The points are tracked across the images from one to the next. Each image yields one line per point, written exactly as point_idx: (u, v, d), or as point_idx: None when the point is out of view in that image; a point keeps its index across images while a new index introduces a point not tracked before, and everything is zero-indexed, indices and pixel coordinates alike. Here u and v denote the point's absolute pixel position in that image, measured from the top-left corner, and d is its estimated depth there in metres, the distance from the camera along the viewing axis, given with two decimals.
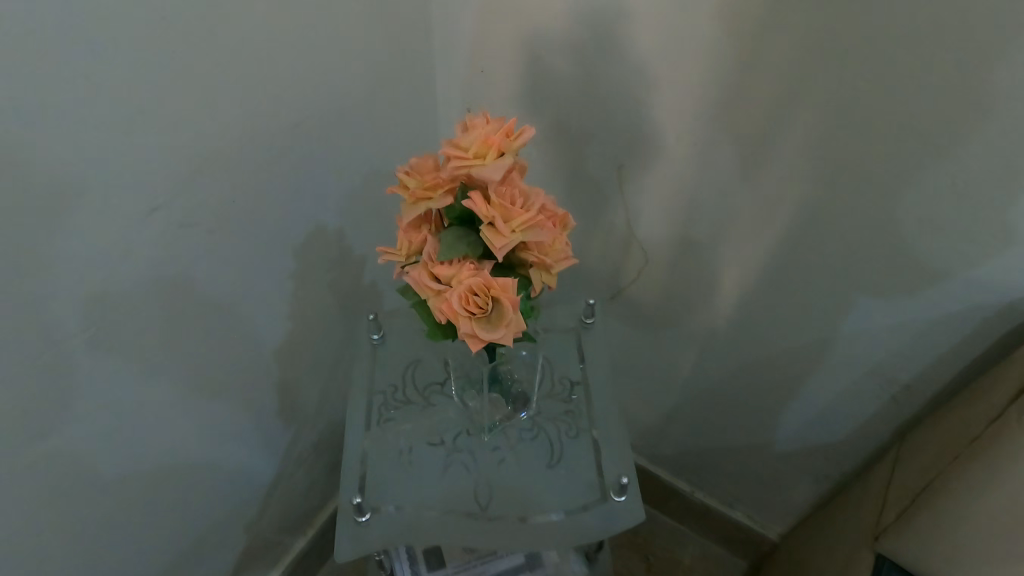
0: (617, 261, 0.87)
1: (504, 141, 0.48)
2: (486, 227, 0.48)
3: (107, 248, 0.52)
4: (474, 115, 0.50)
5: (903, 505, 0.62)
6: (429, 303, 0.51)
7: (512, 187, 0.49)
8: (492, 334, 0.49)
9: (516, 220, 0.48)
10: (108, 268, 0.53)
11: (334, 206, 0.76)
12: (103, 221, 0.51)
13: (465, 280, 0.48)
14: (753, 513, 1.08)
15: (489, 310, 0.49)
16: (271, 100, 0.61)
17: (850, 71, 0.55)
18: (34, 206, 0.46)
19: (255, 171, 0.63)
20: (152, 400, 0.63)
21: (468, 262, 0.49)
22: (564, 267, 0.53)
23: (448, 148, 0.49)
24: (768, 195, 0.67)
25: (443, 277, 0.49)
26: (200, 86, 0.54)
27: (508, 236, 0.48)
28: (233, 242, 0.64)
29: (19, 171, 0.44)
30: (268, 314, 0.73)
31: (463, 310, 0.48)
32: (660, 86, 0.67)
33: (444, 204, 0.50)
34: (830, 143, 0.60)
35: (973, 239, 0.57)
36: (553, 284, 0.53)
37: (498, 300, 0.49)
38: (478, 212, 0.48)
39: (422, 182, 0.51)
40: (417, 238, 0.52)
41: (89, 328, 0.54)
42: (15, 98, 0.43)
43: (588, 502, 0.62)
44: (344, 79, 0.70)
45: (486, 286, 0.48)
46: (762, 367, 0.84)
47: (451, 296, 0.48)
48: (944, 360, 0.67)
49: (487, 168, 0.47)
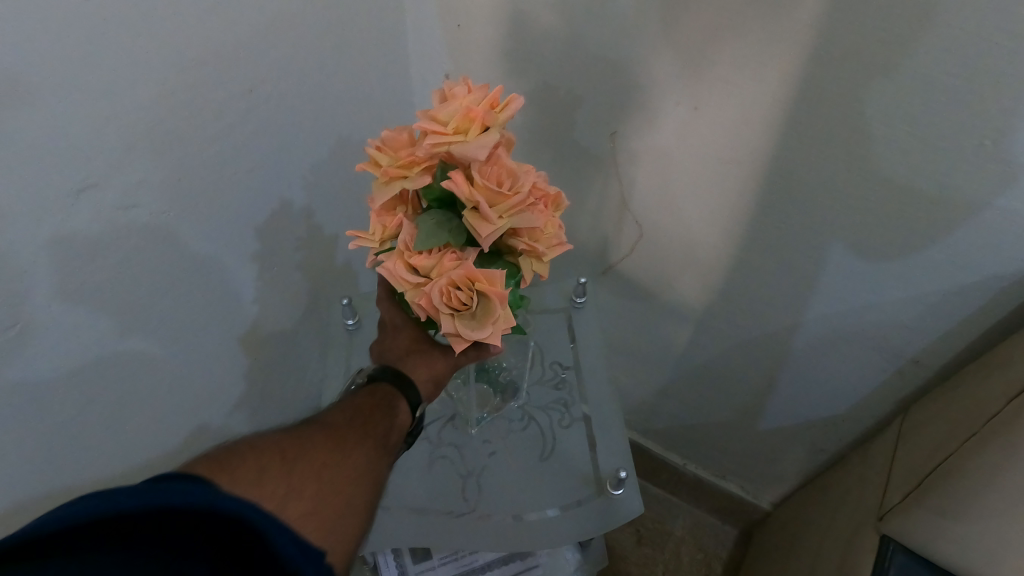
0: (609, 233, 0.83)
1: (487, 116, 0.42)
2: (469, 212, 0.43)
3: (22, 240, 0.44)
4: (454, 84, 0.45)
5: (912, 486, 0.59)
6: (407, 297, 0.46)
7: (499, 165, 0.44)
8: (478, 333, 0.44)
9: (503, 205, 0.43)
10: (36, 265, 0.46)
11: (300, 180, 0.70)
12: (21, 210, 0.43)
13: (447, 272, 0.43)
14: (745, 484, 1.07)
15: (474, 305, 0.44)
16: (220, 62, 0.54)
17: (872, 23, 0.48)
18: None
19: (207, 144, 0.56)
20: (108, 406, 0.57)
21: (449, 251, 0.44)
22: (557, 254, 0.48)
23: (424, 121, 0.43)
24: (771, 163, 0.62)
25: (422, 269, 0.45)
26: (122, 37, 0.45)
27: (496, 223, 0.42)
28: (188, 226, 0.57)
29: None
30: (233, 301, 0.67)
31: (444, 306, 0.43)
32: (659, 45, 0.60)
33: (422, 184, 0.44)
34: (843, 105, 0.54)
35: (1002, 209, 0.52)
36: (545, 273, 0.48)
37: (484, 293, 0.44)
38: (461, 195, 0.42)
39: (396, 160, 0.45)
40: (392, 222, 0.47)
41: (14, 333, 0.46)
42: None
43: (583, 496, 0.59)
44: (305, 35, 0.62)
45: (470, 279, 0.43)
46: (760, 340, 0.81)
47: (431, 290, 0.43)
48: (953, 333, 0.64)
49: (470, 146, 0.41)
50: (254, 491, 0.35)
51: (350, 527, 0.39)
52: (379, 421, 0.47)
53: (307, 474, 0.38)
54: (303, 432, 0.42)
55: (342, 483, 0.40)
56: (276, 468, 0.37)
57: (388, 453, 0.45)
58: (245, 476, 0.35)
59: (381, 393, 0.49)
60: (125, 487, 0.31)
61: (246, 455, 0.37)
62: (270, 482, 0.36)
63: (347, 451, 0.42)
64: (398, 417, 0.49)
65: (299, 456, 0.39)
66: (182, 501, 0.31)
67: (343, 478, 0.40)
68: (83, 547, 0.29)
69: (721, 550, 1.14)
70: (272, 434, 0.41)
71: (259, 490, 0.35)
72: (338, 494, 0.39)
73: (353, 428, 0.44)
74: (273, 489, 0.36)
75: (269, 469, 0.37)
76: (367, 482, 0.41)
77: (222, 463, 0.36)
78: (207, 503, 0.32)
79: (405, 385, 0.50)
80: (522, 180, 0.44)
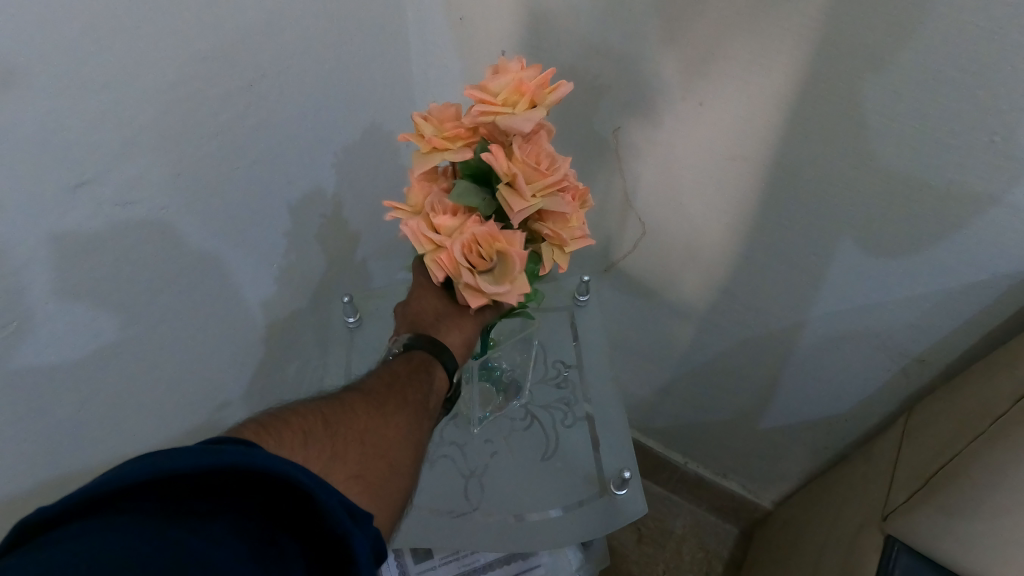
0: (612, 231, 0.82)
1: (541, 93, 0.42)
2: (504, 186, 0.42)
3: (16, 237, 0.43)
4: (508, 61, 0.44)
5: (917, 486, 0.59)
6: (425, 257, 0.45)
7: (538, 146, 0.43)
8: (495, 290, 0.43)
9: (541, 183, 0.42)
10: (32, 263, 0.45)
11: (302, 176, 0.69)
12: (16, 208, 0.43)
13: (469, 229, 0.43)
14: (747, 482, 1.07)
15: (493, 263, 0.44)
16: (221, 58, 0.53)
17: (881, 19, 0.48)
18: None
19: (207, 141, 0.55)
20: (106, 403, 0.56)
21: (474, 213, 0.44)
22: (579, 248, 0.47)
23: (474, 90, 0.42)
24: (778, 160, 0.61)
25: (444, 228, 0.44)
26: (116, 28, 0.44)
27: (532, 198, 0.42)
28: (188, 223, 0.57)
29: None
30: (232, 298, 0.66)
31: (463, 261, 0.43)
32: (666, 43, 0.60)
33: (462, 157, 0.44)
34: (849, 101, 0.53)
35: (1007, 207, 0.52)
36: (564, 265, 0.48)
37: (503, 253, 0.43)
38: (498, 168, 0.42)
39: (440, 131, 0.44)
40: (428, 193, 0.46)
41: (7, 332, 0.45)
42: None
43: (585, 496, 0.58)
44: (305, 29, 0.62)
45: (491, 237, 0.43)
46: (764, 339, 0.81)
47: (451, 245, 0.43)
48: (959, 332, 0.63)
49: (520, 117, 0.40)
50: (299, 455, 0.36)
51: (394, 489, 0.39)
52: (418, 387, 0.47)
53: (349, 437, 0.39)
54: (344, 396, 0.43)
55: (383, 445, 0.40)
56: (320, 431, 0.38)
57: (427, 415, 0.46)
58: (291, 440, 0.36)
59: (417, 359, 0.49)
60: (182, 446, 0.29)
61: (291, 421, 0.38)
62: (314, 446, 0.37)
63: (387, 416, 0.42)
64: (436, 380, 0.49)
65: (341, 420, 0.40)
66: (232, 461, 0.29)
67: (384, 440, 0.41)
68: (129, 506, 0.28)
69: (722, 549, 1.13)
70: (316, 399, 0.42)
71: (305, 453, 0.36)
72: (380, 456, 0.40)
73: (392, 390, 0.45)
74: (318, 452, 0.37)
75: (313, 433, 0.38)
76: (408, 443, 0.42)
77: (269, 427, 0.37)
78: (261, 463, 0.29)
79: (439, 349, 0.49)
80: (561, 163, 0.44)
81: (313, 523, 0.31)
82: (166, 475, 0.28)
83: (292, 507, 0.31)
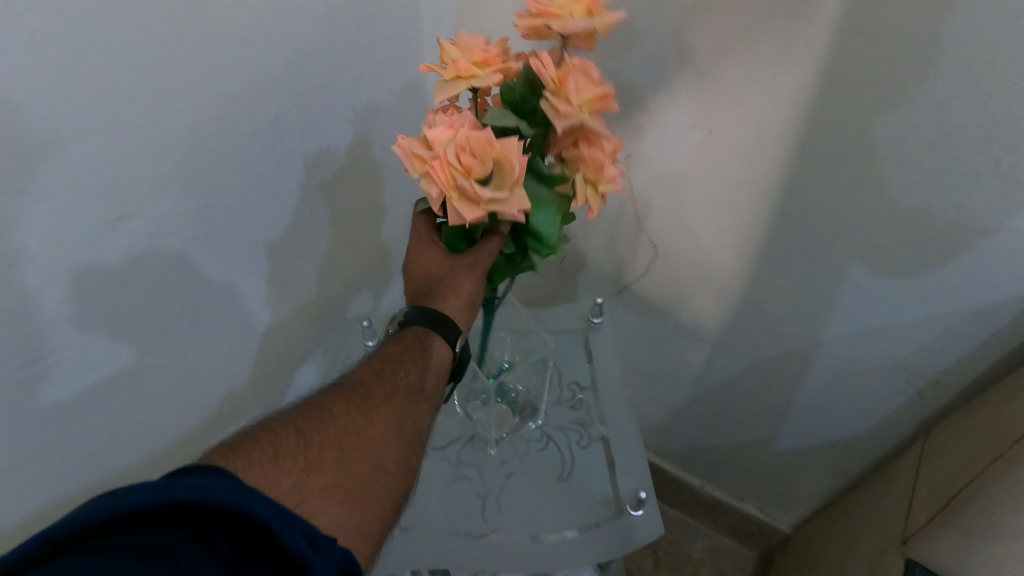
0: (624, 253, 0.83)
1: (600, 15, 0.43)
2: (548, 96, 0.43)
3: (59, 265, 0.46)
4: None
5: (936, 509, 0.59)
6: (419, 178, 0.43)
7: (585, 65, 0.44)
8: (494, 197, 0.41)
9: (589, 94, 0.43)
10: (73, 290, 0.47)
11: (323, 205, 0.72)
12: (60, 239, 0.45)
13: (462, 135, 0.41)
14: (765, 506, 1.06)
15: (489, 172, 0.41)
16: (252, 96, 0.56)
17: (886, 54, 0.50)
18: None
19: (236, 173, 0.58)
20: (133, 424, 0.58)
21: (468, 124, 0.43)
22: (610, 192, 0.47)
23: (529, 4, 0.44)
24: (789, 186, 0.63)
25: (437, 142, 0.42)
26: (149, 73, 0.47)
27: (576, 106, 0.42)
28: (216, 250, 0.59)
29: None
30: (254, 320, 0.68)
31: (457, 168, 0.41)
32: (674, 78, 0.62)
33: (490, 81, 0.43)
34: (857, 130, 0.55)
35: (1010, 230, 0.53)
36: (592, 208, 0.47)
37: (500, 160, 0.41)
38: (545, 76, 0.42)
39: (468, 57, 0.44)
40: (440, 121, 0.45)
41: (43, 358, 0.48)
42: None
43: (602, 516, 0.58)
44: (330, 67, 0.65)
45: (486, 142, 0.41)
46: (778, 361, 0.81)
47: (445, 153, 0.41)
48: (974, 355, 0.63)
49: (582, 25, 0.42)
50: (270, 471, 0.35)
51: (380, 491, 0.39)
52: (413, 363, 0.48)
53: (325, 446, 0.39)
54: (323, 399, 0.42)
55: (365, 446, 0.40)
56: (292, 443, 0.38)
57: (417, 402, 0.46)
58: (260, 458, 0.35)
59: (411, 336, 0.50)
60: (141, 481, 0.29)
61: (261, 438, 0.37)
62: (287, 459, 0.36)
63: (372, 413, 0.42)
64: (433, 351, 0.49)
65: (316, 428, 0.39)
66: (186, 495, 0.29)
67: (367, 441, 0.41)
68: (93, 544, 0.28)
69: None
70: (288, 410, 0.41)
71: (276, 468, 0.35)
72: (363, 458, 0.39)
73: (378, 386, 0.45)
74: (291, 465, 0.36)
75: (285, 447, 0.37)
76: (394, 439, 0.42)
77: (235, 448, 0.36)
78: (214, 496, 0.29)
79: (436, 320, 0.50)
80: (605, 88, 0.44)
81: (273, 551, 0.31)
82: (121, 512, 0.28)
83: (256, 536, 0.31)
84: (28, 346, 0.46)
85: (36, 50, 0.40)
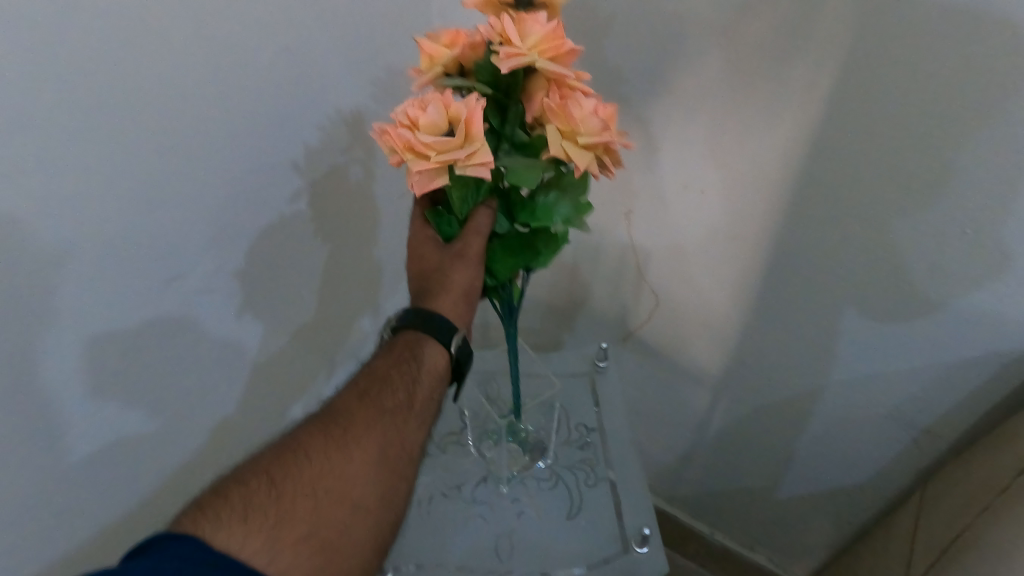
0: (626, 300, 0.88)
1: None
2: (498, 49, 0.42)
3: (127, 303, 0.53)
4: None
5: (933, 558, 0.60)
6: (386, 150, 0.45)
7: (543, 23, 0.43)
8: (439, 142, 0.41)
9: (534, 33, 0.42)
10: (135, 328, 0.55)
11: (343, 255, 0.79)
12: (131, 283, 0.53)
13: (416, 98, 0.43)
14: (775, 557, 1.05)
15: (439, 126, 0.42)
16: (292, 161, 0.65)
17: (865, 128, 0.57)
18: (77, 273, 0.48)
19: (273, 228, 0.66)
20: (166, 453, 0.62)
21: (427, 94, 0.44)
22: (595, 140, 0.43)
23: None
24: (778, 241, 0.69)
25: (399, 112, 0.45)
26: (212, 155, 0.56)
27: (520, 46, 0.41)
28: (251, 296, 0.66)
29: (68, 241, 0.47)
30: (279, 360, 0.74)
31: (405, 122, 0.42)
32: (690, 161, 0.70)
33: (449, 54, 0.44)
34: (837, 191, 0.62)
35: (983, 284, 0.57)
36: (576, 159, 0.43)
37: (451, 114, 0.42)
38: (494, 30, 0.43)
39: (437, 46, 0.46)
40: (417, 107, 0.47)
41: (110, 403, 0.55)
42: (70, 175, 0.46)
43: (609, 554, 0.61)
44: (358, 134, 0.74)
45: (436, 99, 0.42)
46: (778, 408, 0.84)
47: (398, 112, 0.43)
48: (962, 404, 0.66)
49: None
50: (239, 531, 0.37)
51: (357, 530, 0.41)
52: (399, 385, 0.48)
53: (299, 495, 0.40)
54: (300, 438, 0.44)
55: (344, 486, 0.42)
56: (264, 496, 0.39)
57: (403, 421, 0.47)
58: (231, 517, 0.37)
59: (400, 348, 0.50)
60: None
61: (233, 493, 0.39)
62: (258, 515, 0.38)
63: (350, 450, 0.44)
64: (427, 355, 0.50)
65: (288, 475, 0.41)
66: None
67: (346, 479, 0.42)
68: None
69: None
70: (264, 450, 0.43)
71: (247, 526, 0.37)
72: (341, 499, 0.42)
73: (361, 413, 0.46)
74: (261, 522, 0.38)
75: (256, 501, 0.39)
76: (375, 471, 0.44)
77: (206, 508, 0.37)
78: None
79: (426, 322, 0.51)
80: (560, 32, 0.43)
81: None
82: None
83: None
84: (106, 391, 0.54)
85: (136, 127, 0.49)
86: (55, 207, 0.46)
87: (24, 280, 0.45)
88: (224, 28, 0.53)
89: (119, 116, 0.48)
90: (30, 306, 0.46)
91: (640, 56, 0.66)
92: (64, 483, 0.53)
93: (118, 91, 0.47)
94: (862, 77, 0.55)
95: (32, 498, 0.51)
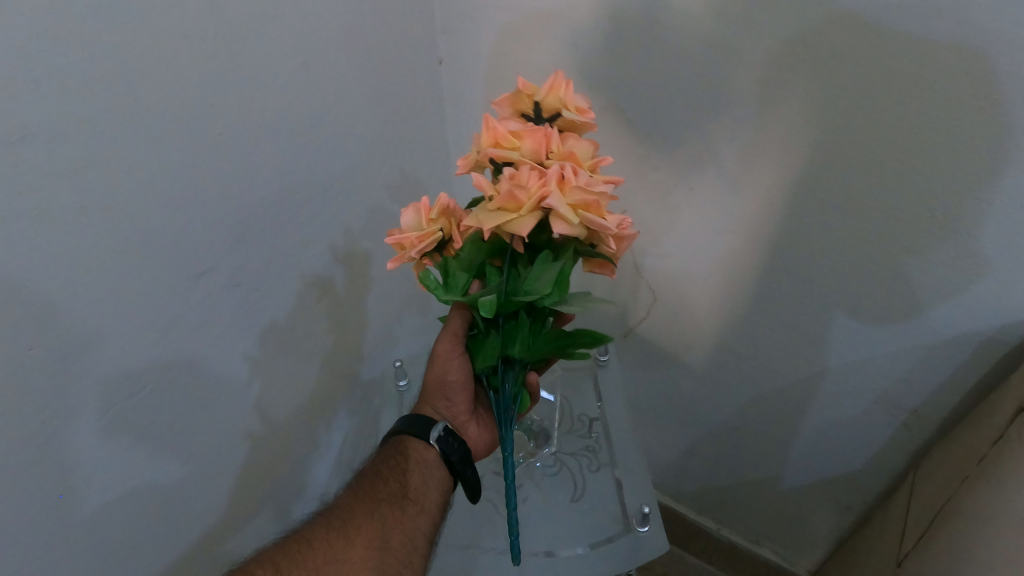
0: (627, 299, 0.92)
1: (530, 90, 0.51)
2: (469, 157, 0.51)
3: (162, 301, 0.57)
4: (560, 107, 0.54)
5: (921, 530, 0.63)
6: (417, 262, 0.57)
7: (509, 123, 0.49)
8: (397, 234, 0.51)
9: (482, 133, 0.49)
10: (169, 324, 0.58)
11: (356, 257, 0.83)
12: (162, 281, 0.56)
13: None
14: (782, 551, 1.08)
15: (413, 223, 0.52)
16: (305, 167, 0.70)
17: (839, 122, 0.60)
18: (115, 270, 0.52)
19: (291, 230, 0.70)
20: (196, 448, 0.65)
21: None
22: (502, 200, 0.44)
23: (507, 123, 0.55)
24: (766, 234, 0.72)
25: None
26: (233, 163, 0.60)
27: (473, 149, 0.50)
28: (275, 296, 0.70)
29: (108, 242, 0.51)
30: (300, 360, 0.79)
31: None
32: (674, 158, 0.74)
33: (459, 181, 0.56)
34: (817, 183, 0.65)
35: (958, 269, 0.60)
36: (487, 221, 0.44)
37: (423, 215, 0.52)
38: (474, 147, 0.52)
39: None
40: None
41: (147, 393, 0.58)
42: (107, 179, 0.49)
43: (612, 533, 0.65)
44: (365, 140, 0.79)
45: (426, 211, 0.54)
46: (772, 398, 0.87)
47: None
48: (946, 386, 0.69)
49: (501, 105, 0.53)
50: None
51: None
52: (390, 479, 0.56)
53: None
54: (303, 529, 0.52)
55: (347, 569, 0.49)
56: None
57: (397, 506, 0.54)
58: None
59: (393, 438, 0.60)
60: None
61: None
62: None
63: (349, 536, 0.51)
64: (410, 451, 0.58)
65: (290, 562, 0.49)
66: None
67: (348, 564, 0.50)
68: None
69: None
70: (277, 541, 0.51)
71: None
72: None
73: (358, 505, 0.54)
74: None
75: None
76: (376, 553, 0.51)
77: None
78: None
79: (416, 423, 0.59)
80: (513, 125, 0.48)
81: None
82: None
83: None
84: (140, 380, 0.57)
85: (163, 134, 0.53)
86: (94, 211, 0.49)
87: (67, 276, 0.49)
88: (240, 44, 0.58)
89: (145, 124, 0.51)
90: (76, 300, 0.50)
91: (624, 67, 0.71)
92: (107, 477, 0.56)
93: (145, 100, 0.51)
94: (828, 69, 0.58)
95: (76, 487, 0.54)
